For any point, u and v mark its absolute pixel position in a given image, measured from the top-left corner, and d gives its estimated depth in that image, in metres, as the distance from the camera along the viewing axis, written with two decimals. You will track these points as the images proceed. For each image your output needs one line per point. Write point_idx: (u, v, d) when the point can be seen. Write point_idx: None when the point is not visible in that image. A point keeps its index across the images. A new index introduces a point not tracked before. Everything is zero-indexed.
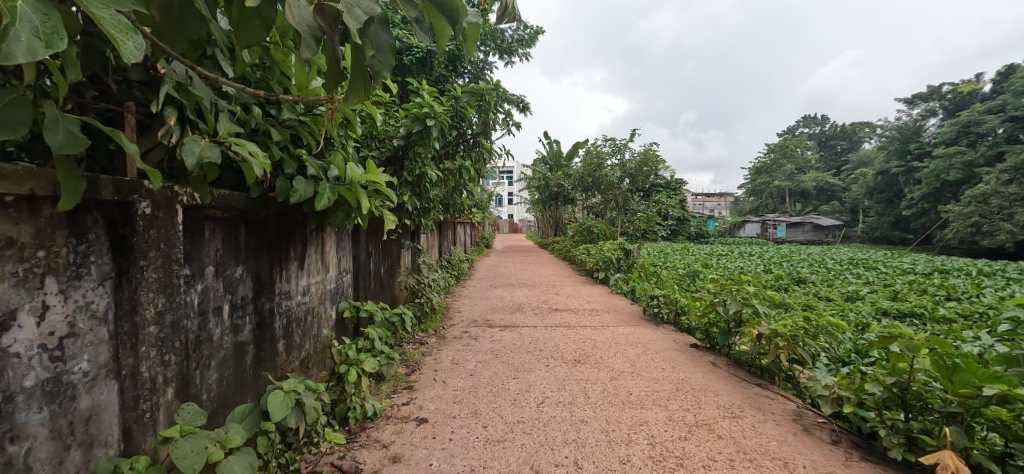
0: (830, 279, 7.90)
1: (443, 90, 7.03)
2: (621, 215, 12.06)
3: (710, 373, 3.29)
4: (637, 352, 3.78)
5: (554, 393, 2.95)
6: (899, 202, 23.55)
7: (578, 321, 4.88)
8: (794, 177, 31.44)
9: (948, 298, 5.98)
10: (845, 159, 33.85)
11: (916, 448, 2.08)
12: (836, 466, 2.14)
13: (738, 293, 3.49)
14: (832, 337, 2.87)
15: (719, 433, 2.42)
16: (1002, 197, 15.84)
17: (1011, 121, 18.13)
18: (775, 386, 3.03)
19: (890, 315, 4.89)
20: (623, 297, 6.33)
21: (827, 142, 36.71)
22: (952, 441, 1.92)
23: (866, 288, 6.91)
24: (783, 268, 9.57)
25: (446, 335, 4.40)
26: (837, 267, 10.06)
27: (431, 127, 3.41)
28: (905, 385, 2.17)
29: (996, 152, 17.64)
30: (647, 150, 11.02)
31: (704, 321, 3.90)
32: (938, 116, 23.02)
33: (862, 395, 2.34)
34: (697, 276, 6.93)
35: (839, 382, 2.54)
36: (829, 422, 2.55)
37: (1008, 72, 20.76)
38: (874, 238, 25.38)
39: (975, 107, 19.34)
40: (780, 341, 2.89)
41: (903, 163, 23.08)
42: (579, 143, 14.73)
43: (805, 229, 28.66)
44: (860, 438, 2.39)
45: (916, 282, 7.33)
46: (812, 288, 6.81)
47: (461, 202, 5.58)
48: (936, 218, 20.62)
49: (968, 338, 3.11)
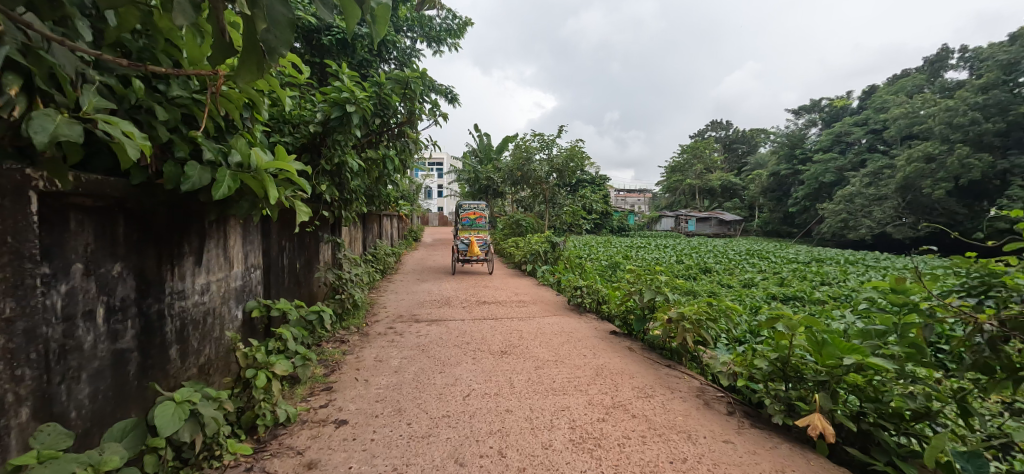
0: (731, 268, 8.82)
1: (366, 75, 6.70)
2: (549, 209, 12.51)
3: (627, 357, 3.52)
4: (561, 341, 3.92)
5: (480, 385, 2.97)
6: (787, 200, 26.88)
7: (506, 313, 4.95)
8: (703, 176, 34.44)
9: (823, 282, 6.97)
10: (746, 160, 37.91)
11: (793, 413, 2.41)
12: (730, 433, 2.40)
13: (653, 282, 3.71)
14: (730, 319, 3.17)
15: (633, 412, 2.60)
16: (865, 197, 18.72)
17: (872, 132, 21.43)
18: (683, 366, 3.32)
19: (778, 298, 5.60)
20: (550, 288, 6.54)
21: (731, 145, 40.60)
22: (820, 405, 2.23)
23: (759, 275, 7.82)
24: (693, 258, 10.53)
25: (370, 332, 4.25)
26: (737, 257, 11.26)
27: (351, 113, 3.22)
28: (786, 359, 2.48)
29: (860, 159, 20.84)
30: (574, 146, 11.47)
31: (623, 308, 4.12)
32: (817, 126, 26.57)
33: (753, 370, 2.65)
34: (617, 267, 7.38)
35: (734, 359, 2.84)
36: (726, 395, 2.84)
37: (870, 92, 24.47)
38: (767, 231, 28.72)
39: (846, 120, 22.59)
40: (687, 324, 3.16)
41: (790, 165, 26.35)
42: (510, 137, 14.92)
43: (712, 222, 30.84)
44: (751, 407, 2.70)
45: (798, 270, 8.44)
46: (716, 276, 7.57)
47: (386, 194, 5.39)
48: (814, 215, 23.83)
49: (836, 316, 3.65)
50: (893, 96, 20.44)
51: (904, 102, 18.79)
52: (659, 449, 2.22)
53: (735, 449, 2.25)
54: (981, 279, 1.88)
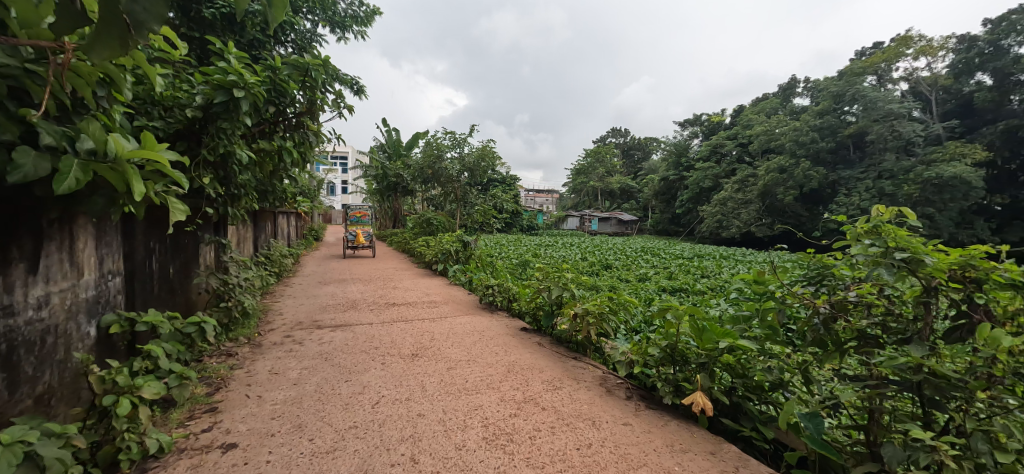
0: (628, 264, 9.66)
1: (258, 57, 6.05)
2: (461, 207, 12.47)
3: (536, 352, 3.67)
4: (473, 340, 3.95)
5: (391, 391, 2.86)
6: (674, 203, 30.12)
7: (416, 314, 4.84)
8: (604, 179, 37.10)
9: (702, 275, 7.97)
10: (640, 166, 41.68)
11: (680, 392, 2.73)
12: (629, 416, 2.63)
13: (559, 279, 3.90)
14: (627, 311, 3.46)
15: (543, 404, 2.72)
16: (734, 201, 21.73)
17: (739, 146, 24.98)
18: (587, 357, 3.56)
19: (667, 290, 6.29)
20: (461, 287, 6.55)
21: (628, 151, 44.29)
22: (701, 385, 2.55)
23: (652, 270, 8.68)
24: (596, 255, 11.32)
25: (263, 342, 3.85)
26: (633, 254, 12.37)
27: (240, 99, 2.89)
28: (674, 345, 2.80)
29: (730, 168, 24.16)
30: (485, 145, 11.58)
31: (532, 305, 4.28)
32: (698, 137, 30.21)
33: (646, 357, 2.95)
34: (527, 265, 7.64)
35: (631, 348, 3.12)
36: (625, 382, 3.11)
37: (738, 110, 28.49)
38: (658, 230, 31.88)
39: (720, 134, 26.01)
40: (590, 318, 3.38)
41: (676, 172, 29.60)
42: (420, 134, 14.57)
43: (612, 222, 33.18)
44: (645, 390, 3.00)
45: (683, 264, 9.55)
46: (616, 272, 8.24)
47: (282, 190, 4.93)
48: (695, 216, 27.05)
49: (713, 304, 4.21)
50: (755, 116, 24.06)
51: (763, 121, 22.21)
52: (567, 437, 2.35)
53: (633, 430, 2.48)
54: (817, 271, 2.30)
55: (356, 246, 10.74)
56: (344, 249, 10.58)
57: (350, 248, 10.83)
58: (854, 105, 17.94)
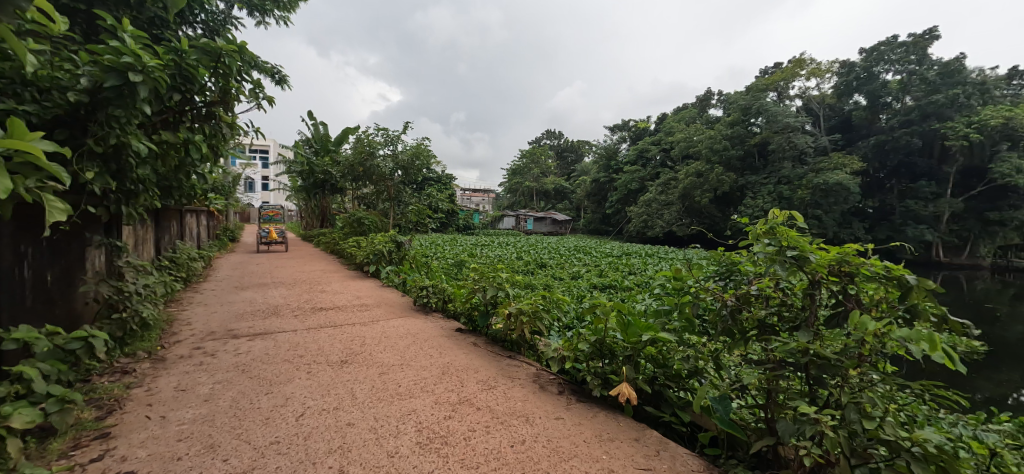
0: (562, 262, 9.96)
1: (160, 38, 5.42)
2: (394, 206, 12.08)
3: (471, 353, 3.66)
4: (406, 343, 3.85)
5: (317, 401, 2.71)
6: (604, 203, 31.56)
7: (346, 319, 4.61)
8: (539, 179, 37.93)
9: (630, 272, 8.44)
10: (574, 167, 43.17)
11: (608, 385, 2.87)
12: (562, 411, 2.72)
13: (494, 280, 3.92)
14: (559, 309, 3.57)
15: (478, 405, 2.73)
16: (658, 202, 23.26)
17: (663, 151, 26.80)
18: (521, 355, 3.63)
19: (598, 287, 6.58)
20: (395, 289, 6.35)
21: (562, 153, 45.67)
22: (627, 376, 2.71)
23: (584, 268, 9.03)
24: (531, 255, 11.52)
25: (168, 355, 3.46)
26: (567, 253, 12.78)
27: (137, 85, 2.58)
28: (602, 339, 2.94)
29: (654, 171, 25.83)
30: (419, 143, 11.32)
31: (467, 305, 4.26)
32: (626, 142, 31.95)
33: (576, 352, 3.07)
34: (463, 265, 7.60)
35: (562, 345, 3.23)
36: (557, 377, 3.21)
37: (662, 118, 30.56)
38: (589, 230, 33.22)
39: (646, 139, 27.72)
40: (524, 317, 3.44)
41: (606, 174, 31.08)
42: (350, 129, 13.91)
43: (547, 222, 34.04)
44: (575, 384, 3.12)
45: (613, 262, 10.04)
46: (550, 270, 8.47)
47: (190, 186, 4.46)
48: (624, 216, 28.58)
49: (638, 299, 4.49)
50: (676, 123, 25.96)
51: (683, 128, 24.02)
52: (501, 435, 2.38)
53: (565, 423, 2.57)
54: (726, 268, 2.52)
55: (269, 241, 11.87)
56: (258, 243, 11.67)
57: (263, 242, 11.91)
58: (759, 117, 20.00)
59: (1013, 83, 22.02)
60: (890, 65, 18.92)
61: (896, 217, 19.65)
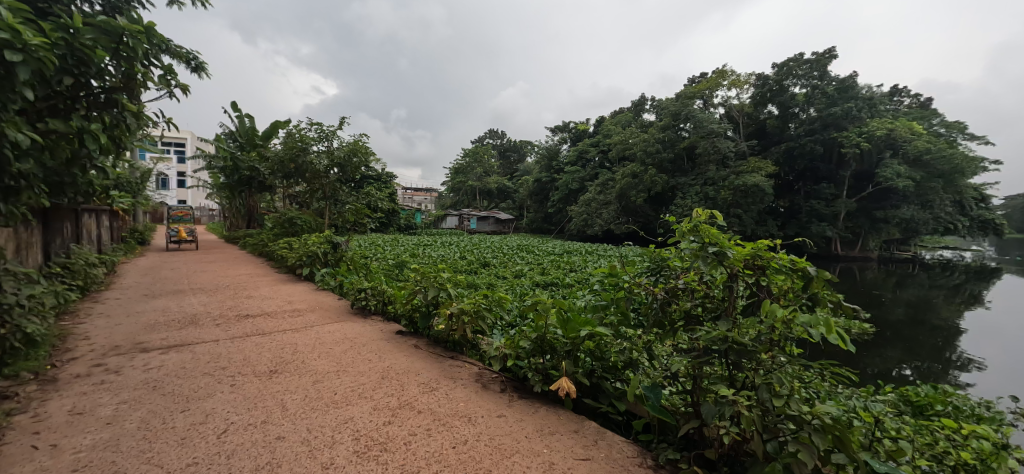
0: (505, 261, 10.03)
1: (46, 12, 4.73)
2: (330, 206, 11.51)
3: (412, 355, 3.58)
4: (343, 349, 3.69)
5: (242, 416, 2.51)
6: (546, 203, 32.25)
7: (275, 326, 4.31)
8: (483, 179, 37.88)
9: (571, 270, 8.71)
10: (516, 167, 43.67)
11: (548, 380, 2.94)
12: (504, 409, 2.75)
13: (435, 280, 3.84)
14: (501, 308, 3.59)
15: (419, 408, 2.68)
16: (597, 202, 24.18)
17: (601, 152, 27.89)
18: (464, 355, 3.61)
19: (541, 284, 6.72)
20: (331, 292, 6.05)
21: (504, 152, 45.92)
22: (566, 371, 2.79)
23: (526, 266, 9.17)
24: (475, 254, 11.50)
25: (61, 375, 3.03)
26: (510, 251, 12.91)
27: (19, 64, 2.26)
28: (543, 336, 3.00)
29: (593, 172, 26.82)
30: (357, 140, 10.88)
31: (407, 307, 4.15)
32: (567, 143, 32.84)
33: (518, 350, 3.11)
34: (404, 265, 7.42)
35: (504, 343, 3.25)
36: (500, 375, 3.24)
37: (600, 121, 31.78)
38: (532, 229, 33.77)
39: (585, 140, 28.69)
40: (466, 317, 3.41)
41: (548, 174, 31.78)
42: (280, 123, 13.05)
43: (490, 221, 34.12)
44: (517, 381, 3.16)
45: (555, 260, 10.29)
46: (494, 269, 8.50)
47: (87, 183, 3.95)
48: (565, 215, 29.39)
49: (578, 295, 4.64)
50: (613, 127, 27.14)
51: (620, 131, 25.16)
52: (443, 437, 2.36)
53: (507, 420, 2.60)
54: (657, 263, 2.67)
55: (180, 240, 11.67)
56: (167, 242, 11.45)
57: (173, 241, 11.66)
58: (687, 123, 21.44)
59: (893, 99, 25.44)
60: (798, 79, 21.01)
61: (803, 215, 21.98)
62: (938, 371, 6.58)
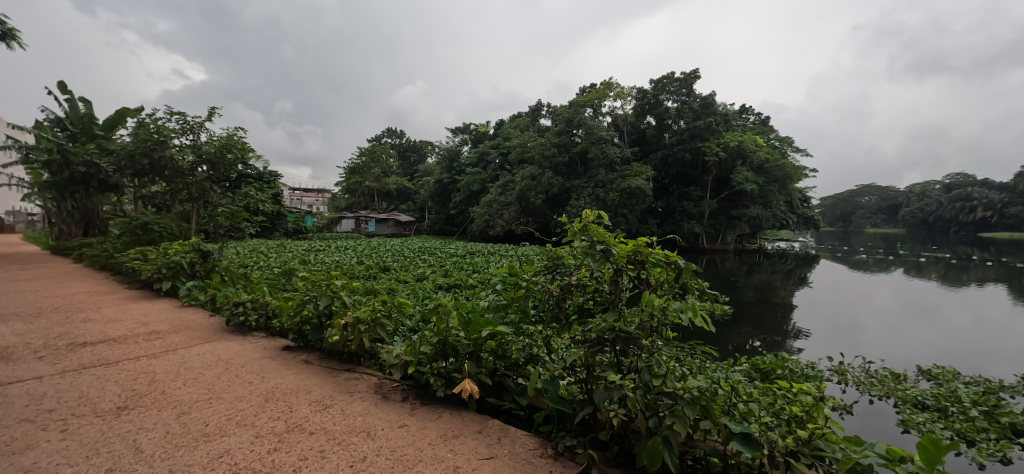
0: (407, 265, 9.73)
1: None
2: (199, 208, 10.03)
3: (302, 372, 3.29)
4: (216, 372, 3.24)
5: (78, 467, 2.06)
6: (448, 204, 32.05)
7: (125, 353, 3.62)
8: (381, 179, 36.15)
9: (473, 271, 8.79)
10: (417, 168, 42.61)
11: (451, 383, 2.92)
12: (406, 419, 2.66)
13: (328, 288, 3.54)
14: (401, 314, 3.44)
15: (311, 428, 2.47)
16: (498, 203, 24.56)
17: (501, 155, 28.54)
18: (361, 367, 3.42)
19: (444, 287, 6.66)
20: (200, 308, 5.26)
21: (404, 152, 44.43)
22: (469, 372, 2.79)
23: (429, 269, 9.01)
24: (374, 258, 10.95)
25: None
26: (411, 254, 12.56)
27: None
28: (444, 339, 2.96)
29: (494, 174, 27.35)
30: (231, 134, 9.65)
31: (295, 320, 3.79)
32: (468, 144, 32.95)
33: (419, 356, 3.04)
34: (292, 273, 6.76)
35: (405, 350, 3.15)
36: (400, 383, 3.13)
37: (499, 124, 32.51)
38: (435, 231, 33.25)
39: (486, 143, 29.13)
40: (362, 326, 3.22)
41: (449, 175, 31.55)
42: (129, 111, 11.01)
43: (390, 223, 32.74)
44: (419, 388, 3.08)
45: (458, 261, 10.28)
46: (394, 274, 8.19)
47: None
48: (467, 216, 29.53)
49: (480, 296, 4.67)
50: (512, 130, 27.97)
51: (518, 135, 25.98)
52: (339, 457, 2.20)
53: (409, 430, 2.53)
54: (553, 261, 2.81)
55: None
56: None
57: None
58: (579, 129, 22.99)
59: (741, 116, 30.27)
60: (670, 95, 23.84)
61: (677, 214, 25.04)
62: (776, 342, 8.01)
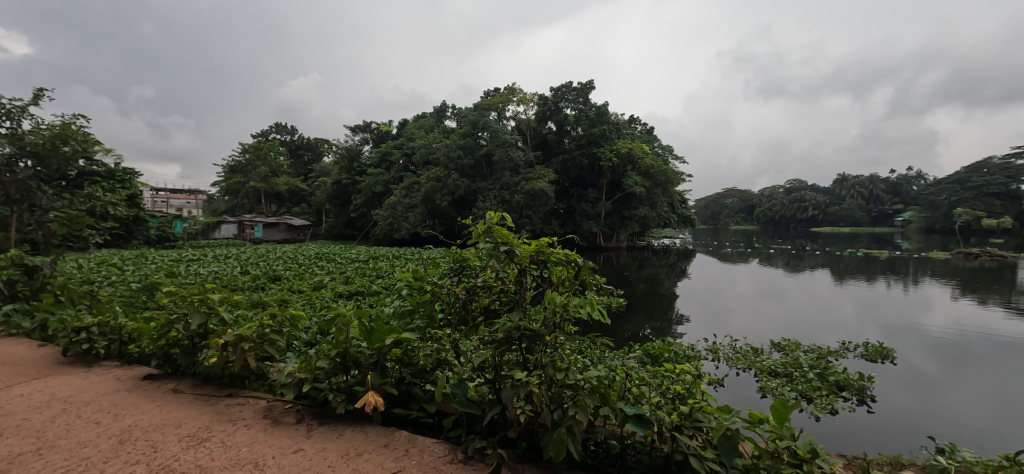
0: (302, 273, 8.96)
1: None
2: (20, 214, 8.09)
3: (171, 404, 2.83)
4: (49, 415, 2.65)
5: None
6: (348, 207, 30.19)
7: None
8: (269, 179, 32.70)
9: (377, 277, 8.41)
10: (312, 168, 39.38)
11: (353, 398, 2.74)
12: (301, 442, 2.44)
13: (202, 303, 3.06)
14: (295, 328, 3.13)
15: (183, 468, 2.14)
16: (403, 205, 23.70)
17: (405, 156, 27.69)
18: (247, 390, 3.06)
19: (344, 296, 6.27)
20: (23, 339, 4.25)
21: (296, 150, 40.75)
22: (372, 383, 2.65)
23: (327, 276, 8.41)
24: (261, 267, 9.88)
25: None
26: (307, 261, 11.58)
27: None
28: (344, 351, 2.76)
29: (398, 175, 26.43)
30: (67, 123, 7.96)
31: (160, 344, 3.25)
32: (370, 144, 31.36)
33: (316, 372, 2.80)
34: (156, 288, 5.80)
35: (299, 367, 2.89)
36: (294, 404, 2.86)
37: (403, 124, 31.51)
38: (334, 235, 31.04)
39: (389, 142, 28.02)
40: (247, 344, 2.86)
41: (349, 176, 29.71)
42: None
43: (281, 228, 29.79)
44: (317, 406, 2.85)
45: (359, 268, 9.73)
46: (287, 283, 7.49)
47: None
48: (370, 219, 28.10)
49: (384, 304, 4.48)
50: (416, 131, 27.28)
51: (423, 135, 25.41)
52: None
53: (306, 454, 2.32)
54: (459, 264, 2.80)
55: None
56: None
57: None
58: (485, 132, 23.30)
59: (631, 126, 33.30)
60: (569, 103, 25.28)
61: (577, 215, 26.66)
62: (664, 328, 8.95)
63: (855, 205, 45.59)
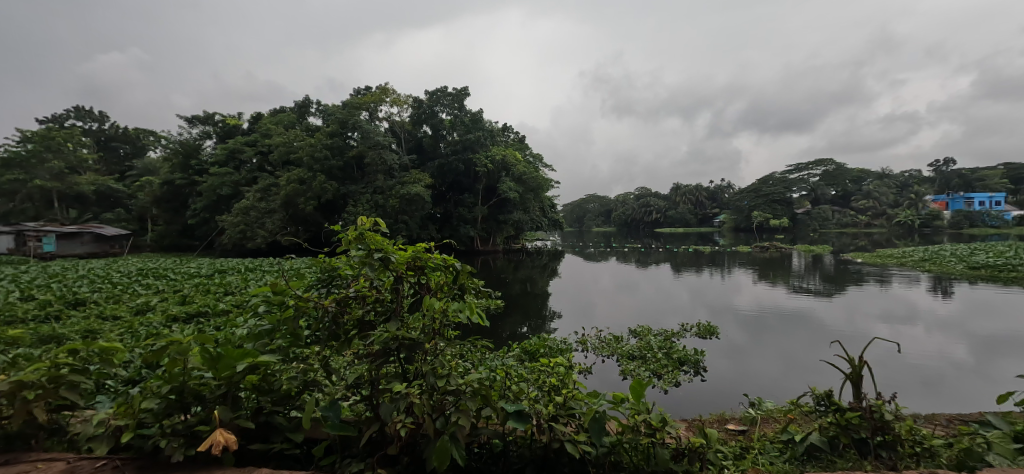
0: (117, 293, 7.26)
1: None
2: None
3: None
4: None
5: None
6: (184, 212, 25.46)
7: None
8: (64, 177, 25.78)
9: (225, 294, 7.25)
10: (130, 165, 32.17)
11: (195, 439, 2.31)
12: None
13: None
14: (109, 363, 2.50)
15: None
16: (258, 210, 20.94)
17: (260, 154, 24.48)
18: (36, 451, 2.36)
19: (180, 319, 5.27)
20: None
21: (107, 142, 32.89)
22: (221, 419, 2.26)
23: (155, 297, 6.95)
24: (53, 290, 7.72)
25: None
26: (125, 279, 9.44)
27: None
28: (181, 386, 2.29)
29: (251, 176, 23.23)
30: None
31: None
32: (212, 139, 26.93)
33: (140, 415, 2.29)
34: None
35: (115, 412, 2.33)
36: (110, 460, 2.30)
37: (256, 118, 27.83)
38: (164, 246, 25.90)
39: (238, 138, 24.43)
40: (34, 391, 2.19)
41: (185, 176, 25.07)
42: None
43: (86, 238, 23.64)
44: (144, 457, 2.33)
45: (200, 284, 8.27)
46: (94, 308, 5.97)
47: None
48: (214, 226, 24.17)
49: (234, 326, 3.88)
50: (273, 127, 24.37)
51: (281, 131, 22.72)
52: None
53: None
54: (327, 274, 2.56)
55: None
56: None
57: None
58: (355, 131, 21.92)
59: (505, 134, 34.74)
60: (444, 107, 25.46)
61: (454, 220, 26.82)
62: (538, 325, 9.53)
63: (685, 209, 54.81)
